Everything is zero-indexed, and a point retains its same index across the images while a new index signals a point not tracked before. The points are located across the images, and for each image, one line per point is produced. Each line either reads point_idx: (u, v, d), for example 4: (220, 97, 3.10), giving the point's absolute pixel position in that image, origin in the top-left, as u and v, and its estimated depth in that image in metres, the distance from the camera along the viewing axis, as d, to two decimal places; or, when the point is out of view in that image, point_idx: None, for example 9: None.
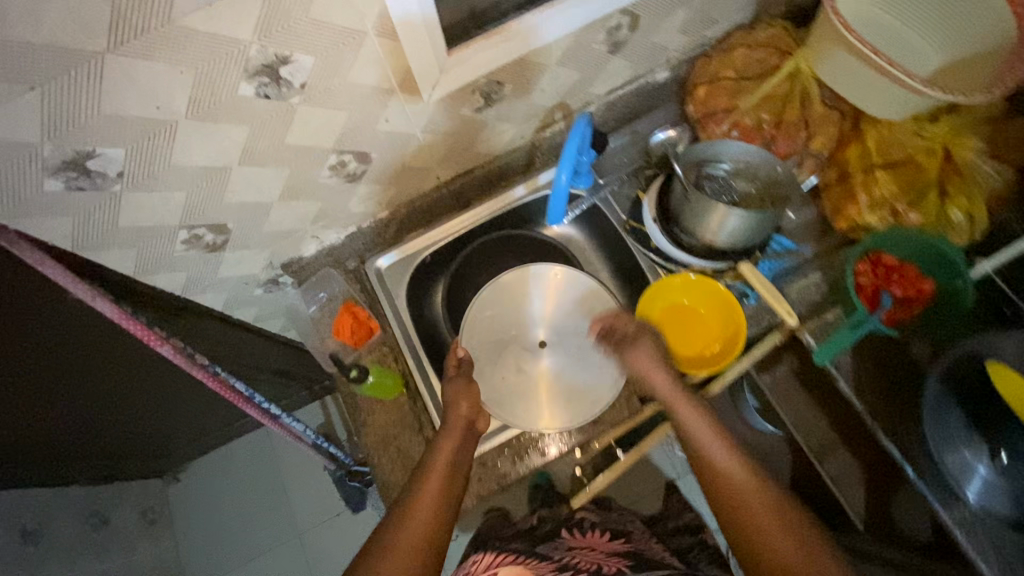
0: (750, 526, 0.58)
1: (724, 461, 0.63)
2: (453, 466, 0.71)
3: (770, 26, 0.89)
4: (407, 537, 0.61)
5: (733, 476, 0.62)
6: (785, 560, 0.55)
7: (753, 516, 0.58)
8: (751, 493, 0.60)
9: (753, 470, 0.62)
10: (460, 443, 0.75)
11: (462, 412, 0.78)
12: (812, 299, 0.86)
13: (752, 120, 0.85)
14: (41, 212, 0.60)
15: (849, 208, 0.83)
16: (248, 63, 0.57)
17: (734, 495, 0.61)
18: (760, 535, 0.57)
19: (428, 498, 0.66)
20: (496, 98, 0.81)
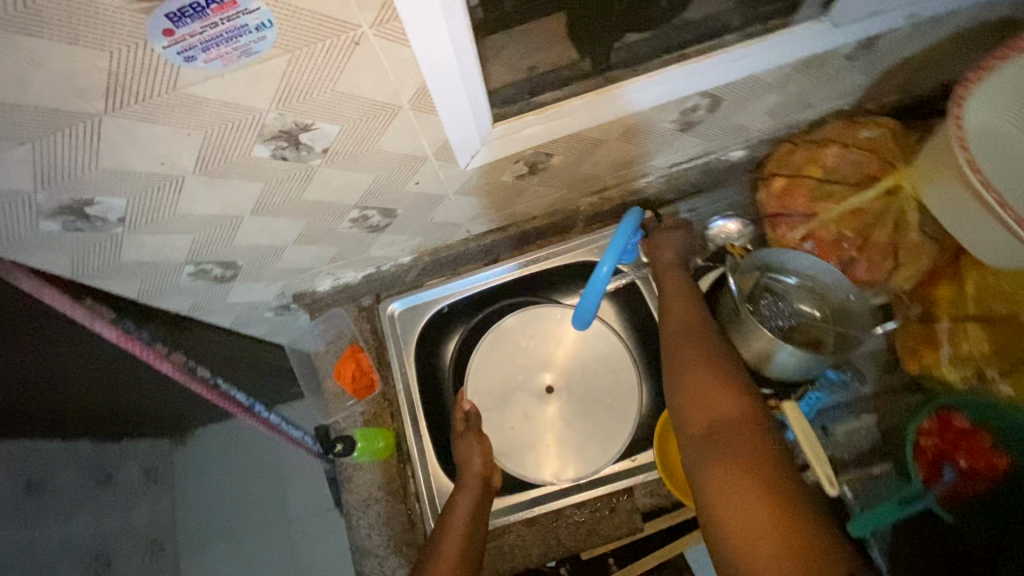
0: (689, 387, 0.63)
1: (685, 319, 0.71)
2: (472, 525, 0.70)
3: (873, 125, 0.76)
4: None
5: (685, 335, 0.69)
6: (714, 411, 0.59)
7: (692, 368, 0.64)
8: (695, 352, 0.66)
9: (705, 330, 0.69)
10: (478, 498, 0.73)
11: (477, 467, 0.76)
12: (860, 444, 0.76)
13: (832, 233, 0.74)
14: (36, 247, 0.57)
15: (926, 356, 0.72)
16: (264, 128, 0.51)
17: (683, 348, 0.67)
18: (694, 396, 0.62)
19: (449, 560, 0.65)
20: (542, 167, 0.73)
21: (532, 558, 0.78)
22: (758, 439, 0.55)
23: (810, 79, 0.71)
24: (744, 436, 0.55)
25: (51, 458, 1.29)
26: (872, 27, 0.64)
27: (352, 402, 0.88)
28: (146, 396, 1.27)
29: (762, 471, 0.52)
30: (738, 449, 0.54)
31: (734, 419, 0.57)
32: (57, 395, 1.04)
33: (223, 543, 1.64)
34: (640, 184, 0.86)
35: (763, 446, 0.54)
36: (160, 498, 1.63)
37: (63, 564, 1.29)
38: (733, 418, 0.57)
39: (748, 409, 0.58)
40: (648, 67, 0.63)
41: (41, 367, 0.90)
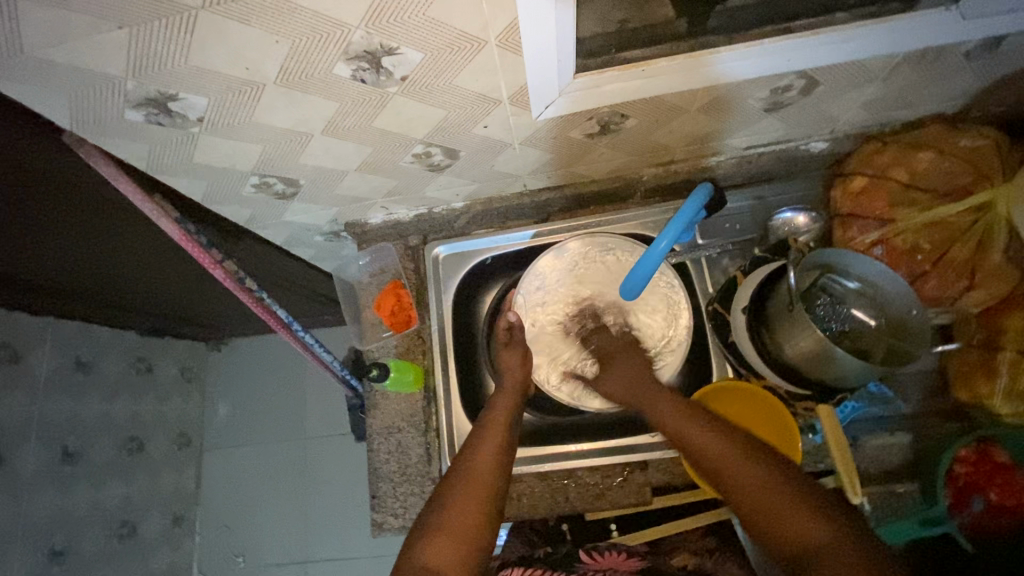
0: (760, 508, 0.55)
1: (717, 443, 0.61)
2: (510, 417, 0.73)
3: (976, 134, 0.70)
4: (474, 480, 0.64)
5: (727, 457, 0.59)
6: (809, 545, 0.51)
7: (764, 491, 0.55)
8: (751, 470, 0.57)
9: (748, 448, 0.59)
10: (518, 398, 0.76)
11: (515, 373, 0.79)
12: (887, 462, 0.74)
13: (907, 243, 0.70)
14: (120, 135, 0.59)
15: (980, 384, 0.69)
16: (350, 46, 0.50)
17: (731, 471, 0.58)
18: (773, 521, 0.53)
19: (491, 443, 0.69)
20: (614, 128, 0.70)
21: (538, 507, 0.80)
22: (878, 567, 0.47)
23: (919, 74, 0.66)
24: (855, 572, 0.47)
25: (101, 342, 1.39)
26: (1004, 26, 0.59)
27: (387, 335, 0.90)
28: (192, 300, 1.33)
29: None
30: (858, 572, 0.47)
31: (832, 551, 0.49)
32: (114, 284, 1.10)
33: (243, 447, 1.74)
34: (710, 162, 0.83)
35: (888, 572, 0.46)
36: (192, 397, 1.73)
37: (101, 438, 1.40)
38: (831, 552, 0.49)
39: (840, 535, 0.50)
40: (749, 37, 0.59)
41: (105, 255, 0.95)
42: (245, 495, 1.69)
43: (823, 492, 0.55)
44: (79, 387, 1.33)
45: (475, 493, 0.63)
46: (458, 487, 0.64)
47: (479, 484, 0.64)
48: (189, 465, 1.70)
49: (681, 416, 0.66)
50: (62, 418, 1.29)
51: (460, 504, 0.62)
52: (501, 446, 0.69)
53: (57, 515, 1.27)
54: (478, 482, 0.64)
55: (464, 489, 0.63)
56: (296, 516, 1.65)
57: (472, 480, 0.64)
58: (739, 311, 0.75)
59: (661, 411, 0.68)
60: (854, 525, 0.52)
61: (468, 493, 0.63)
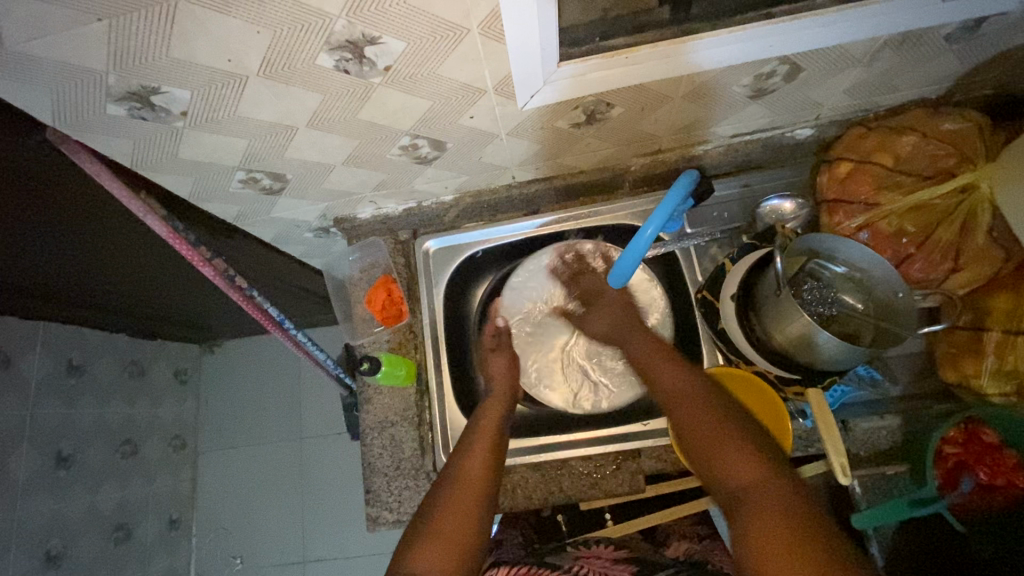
0: (706, 446, 0.60)
1: (675, 385, 0.66)
2: (500, 425, 0.73)
3: (958, 118, 0.71)
4: (465, 487, 0.64)
5: (682, 398, 0.65)
6: (741, 482, 0.56)
7: (709, 431, 0.60)
8: (701, 411, 0.62)
9: (701, 392, 0.65)
10: (504, 410, 0.76)
11: (501, 386, 0.80)
12: (878, 446, 0.73)
13: (892, 227, 0.70)
14: (102, 130, 0.58)
15: (966, 364, 0.69)
16: (332, 36, 0.50)
17: (685, 410, 0.64)
18: (713, 458, 0.58)
19: (481, 451, 0.69)
20: (600, 117, 0.71)
21: (533, 498, 0.80)
22: (795, 506, 0.51)
23: (900, 59, 0.67)
24: (774, 508, 0.51)
25: (93, 345, 1.38)
26: (983, 8, 0.59)
27: (378, 330, 0.90)
28: (184, 301, 1.32)
29: (820, 544, 0.47)
30: (776, 511, 0.51)
31: (758, 489, 0.54)
32: (103, 286, 1.09)
33: (238, 449, 1.73)
34: (697, 151, 0.83)
35: (803, 511, 0.51)
36: (187, 399, 1.72)
37: (95, 442, 1.39)
38: (756, 489, 0.54)
39: (771, 478, 0.55)
40: (731, 23, 0.59)
41: (92, 256, 0.94)
42: (242, 497, 1.69)
43: (765, 439, 0.59)
44: (71, 391, 1.33)
45: (465, 499, 0.63)
46: (447, 492, 0.64)
47: (471, 488, 0.64)
48: (185, 468, 1.69)
49: (654, 358, 0.71)
50: (55, 423, 1.28)
51: (451, 510, 0.62)
52: (490, 454, 0.69)
53: (52, 520, 1.26)
54: (468, 488, 0.64)
55: (455, 496, 0.63)
56: (295, 516, 1.64)
57: (461, 487, 0.64)
58: (728, 298, 0.75)
59: (636, 352, 0.73)
60: (787, 468, 0.56)
61: (459, 501, 0.63)
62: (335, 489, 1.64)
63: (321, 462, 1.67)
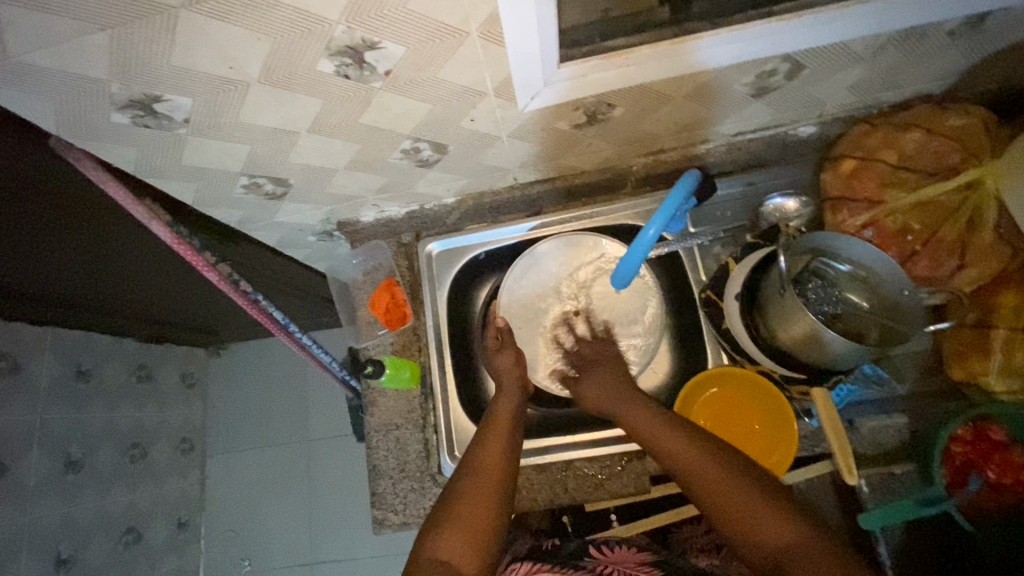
0: (731, 516, 0.55)
1: (684, 450, 0.62)
2: (515, 415, 0.74)
3: (963, 113, 0.70)
4: (483, 473, 0.65)
5: (696, 462, 0.60)
6: (778, 549, 0.52)
7: (733, 492, 0.56)
8: (719, 473, 0.58)
9: (714, 452, 0.61)
10: (517, 399, 0.76)
11: (515, 373, 0.80)
12: (884, 444, 0.74)
13: (897, 224, 0.70)
14: (106, 138, 0.59)
15: (974, 362, 0.69)
16: (332, 42, 0.50)
17: (700, 475, 0.59)
18: (743, 525, 0.54)
19: (498, 440, 0.69)
20: (602, 118, 0.70)
21: (538, 500, 0.80)
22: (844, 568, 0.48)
23: (904, 55, 0.66)
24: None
25: (101, 349, 1.39)
26: (987, 3, 0.59)
27: (382, 333, 0.90)
28: (190, 305, 1.33)
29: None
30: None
31: (798, 554, 0.50)
32: (111, 291, 1.10)
33: (245, 451, 1.74)
34: (699, 150, 0.83)
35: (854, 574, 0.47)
36: (194, 402, 1.73)
37: (104, 446, 1.41)
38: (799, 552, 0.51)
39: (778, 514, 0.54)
40: (733, 21, 0.59)
41: (99, 262, 0.95)
42: (250, 499, 1.70)
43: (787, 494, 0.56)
44: (80, 395, 1.34)
45: (484, 485, 0.63)
46: (467, 480, 0.64)
47: (490, 476, 0.64)
48: (193, 470, 1.70)
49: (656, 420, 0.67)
50: (64, 427, 1.29)
51: (470, 496, 0.62)
52: (507, 443, 0.69)
53: (62, 523, 1.28)
54: (486, 475, 0.65)
55: (474, 483, 0.64)
56: (302, 519, 1.65)
57: (480, 477, 0.64)
58: (731, 297, 0.75)
59: (633, 418, 0.69)
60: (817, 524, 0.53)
61: (477, 487, 0.63)
62: (342, 491, 1.65)
63: (328, 464, 1.68)
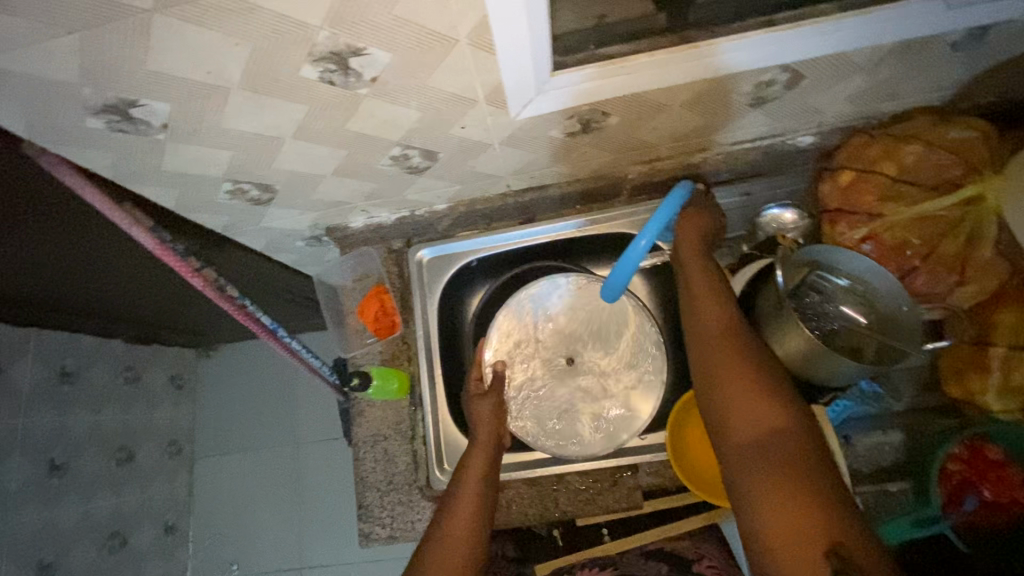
0: (739, 384, 0.58)
1: (715, 318, 0.64)
2: (487, 474, 0.69)
3: (964, 126, 0.68)
4: (451, 545, 0.62)
5: (723, 333, 0.63)
6: (761, 424, 0.56)
7: (740, 368, 0.59)
8: (738, 352, 0.60)
9: (741, 332, 0.63)
10: (494, 447, 0.72)
11: (481, 462, 0.70)
12: (880, 462, 0.72)
13: (896, 238, 0.69)
14: (80, 143, 0.57)
15: (972, 379, 0.67)
16: (315, 48, 0.49)
17: (723, 349, 0.61)
18: (742, 397, 0.58)
19: (464, 514, 0.65)
20: (596, 126, 0.69)
21: (528, 515, 0.78)
22: (811, 469, 0.52)
23: (905, 65, 0.65)
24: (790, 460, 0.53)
25: (85, 351, 1.37)
26: (990, 14, 0.57)
27: (371, 341, 0.88)
28: (177, 307, 1.31)
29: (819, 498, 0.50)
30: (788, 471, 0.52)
31: (779, 440, 0.54)
32: (94, 293, 1.08)
33: (236, 451, 1.72)
34: (696, 158, 0.81)
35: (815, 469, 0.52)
36: (183, 404, 1.71)
37: (89, 450, 1.39)
38: (775, 440, 0.55)
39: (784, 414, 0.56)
40: (729, 31, 0.57)
41: (80, 265, 0.93)
42: (239, 501, 1.68)
43: (783, 385, 0.59)
44: (63, 399, 1.32)
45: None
46: (434, 554, 0.61)
47: (457, 548, 0.62)
48: (181, 472, 1.68)
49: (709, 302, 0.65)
50: (46, 430, 1.27)
51: None
52: (474, 510, 0.65)
53: (45, 528, 1.26)
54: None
55: (436, 561, 0.61)
56: (291, 522, 1.63)
57: (446, 547, 0.62)
58: None
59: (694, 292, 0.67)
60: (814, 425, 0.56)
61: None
62: (333, 495, 1.63)
63: (320, 468, 1.66)
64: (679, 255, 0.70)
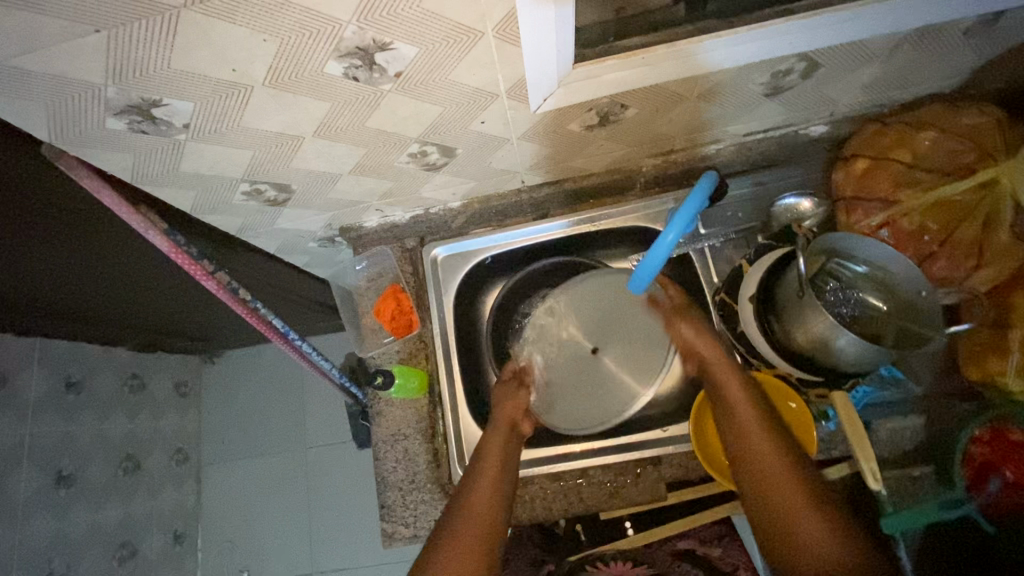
0: (787, 504, 0.55)
1: (750, 427, 0.62)
2: (506, 453, 0.70)
3: (977, 112, 0.69)
4: (473, 511, 0.62)
5: (768, 454, 0.59)
6: (818, 551, 0.51)
7: (785, 485, 0.56)
8: (781, 467, 0.58)
9: (790, 446, 0.59)
10: (512, 433, 0.74)
11: (498, 441, 0.72)
12: (902, 446, 0.73)
13: (913, 225, 0.69)
14: (100, 146, 0.56)
15: (992, 361, 0.67)
16: (341, 43, 0.48)
17: (765, 464, 0.58)
18: (791, 516, 0.54)
19: (485, 485, 0.65)
20: (614, 119, 0.69)
21: (553, 510, 0.78)
22: None
23: (919, 53, 0.65)
24: None
25: (89, 359, 1.37)
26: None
27: (388, 341, 0.88)
28: (183, 313, 1.30)
29: None
30: None
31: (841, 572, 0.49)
32: (101, 300, 1.07)
33: (243, 458, 1.71)
34: (710, 150, 0.82)
35: None
36: (188, 411, 1.70)
37: (96, 459, 1.38)
38: (849, 574, 0.49)
39: (842, 538, 0.51)
40: (749, 20, 0.58)
41: (89, 271, 0.92)
42: (247, 508, 1.66)
43: (840, 508, 0.54)
44: (68, 408, 1.31)
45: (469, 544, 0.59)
46: (457, 520, 0.61)
47: (480, 514, 0.62)
48: (188, 480, 1.67)
49: (746, 414, 0.63)
50: (53, 440, 1.26)
51: (458, 547, 0.58)
52: (496, 482, 0.65)
53: (54, 539, 1.24)
54: (467, 546, 0.59)
55: (459, 527, 0.60)
56: (301, 526, 1.63)
57: (469, 514, 0.62)
58: (745, 299, 0.74)
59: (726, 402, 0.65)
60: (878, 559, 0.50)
61: (461, 540, 0.59)
62: (343, 498, 1.62)
63: (328, 471, 1.65)
64: (704, 369, 0.71)
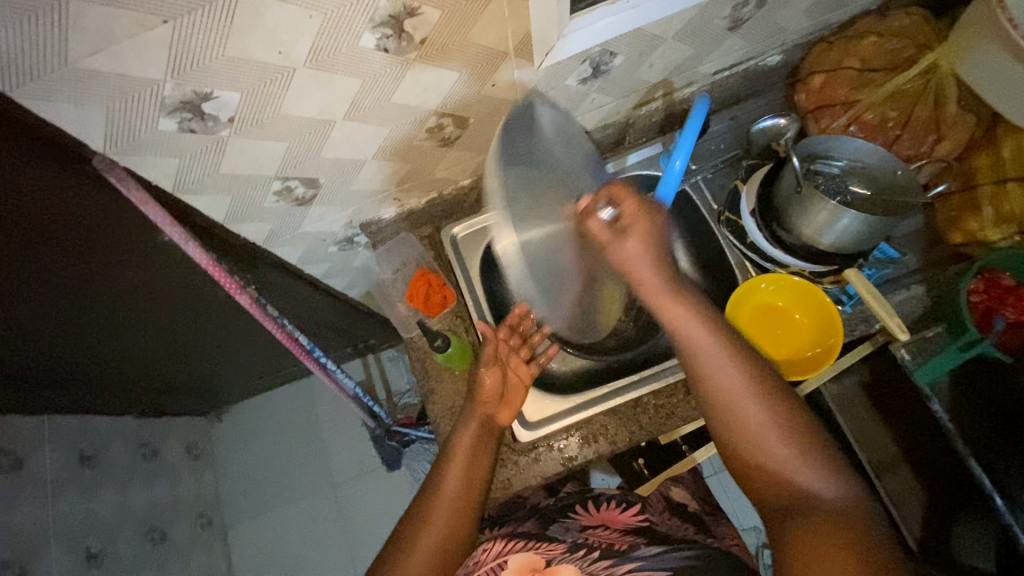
0: (768, 442, 0.54)
1: (716, 365, 0.56)
2: (478, 440, 0.74)
3: (904, 15, 0.81)
4: (443, 498, 0.70)
5: (736, 397, 0.55)
6: (802, 488, 0.52)
7: (764, 431, 0.54)
8: (752, 401, 0.55)
9: (755, 372, 0.56)
10: (486, 412, 0.77)
11: (470, 433, 0.74)
12: (913, 313, 0.81)
13: (876, 116, 0.79)
14: (148, 151, 0.59)
15: (969, 220, 0.78)
16: (375, 13, 0.54)
17: (737, 407, 0.55)
18: (774, 455, 0.54)
19: (455, 473, 0.71)
20: (604, 69, 0.76)
21: (616, 445, 0.81)
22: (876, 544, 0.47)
23: None
24: (832, 528, 0.48)
25: (100, 431, 1.32)
26: None
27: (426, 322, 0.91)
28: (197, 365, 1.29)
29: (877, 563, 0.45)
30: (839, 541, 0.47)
31: (830, 511, 0.50)
32: (117, 354, 1.06)
33: (268, 509, 1.65)
34: (686, 92, 0.90)
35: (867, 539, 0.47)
36: (203, 474, 1.63)
37: (122, 533, 1.32)
38: (837, 512, 0.50)
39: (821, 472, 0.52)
40: None
41: (108, 317, 0.91)
42: (282, 560, 1.60)
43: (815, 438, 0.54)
44: (87, 484, 1.26)
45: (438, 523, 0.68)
46: (429, 504, 0.70)
47: (448, 499, 0.70)
48: (215, 546, 1.59)
49: (714, 360, 0.56)
50: (78, 518, 1.21)
51: (428, 529, 0.68)
52: (466, 470, 0.71)
53: None
54: (434, 529, 0.68)
55: (426, 511, 0.70)
56: (342, 563, 1.58)
57: (438, 499, 0.70)
58: (748, 212, 0.82)
59: (679, 336, 0.58)
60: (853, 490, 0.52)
61: (432, 524, 0.68)
62: (381, 525, 1.60)
63: (360, 501, 1.62)
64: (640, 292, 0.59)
